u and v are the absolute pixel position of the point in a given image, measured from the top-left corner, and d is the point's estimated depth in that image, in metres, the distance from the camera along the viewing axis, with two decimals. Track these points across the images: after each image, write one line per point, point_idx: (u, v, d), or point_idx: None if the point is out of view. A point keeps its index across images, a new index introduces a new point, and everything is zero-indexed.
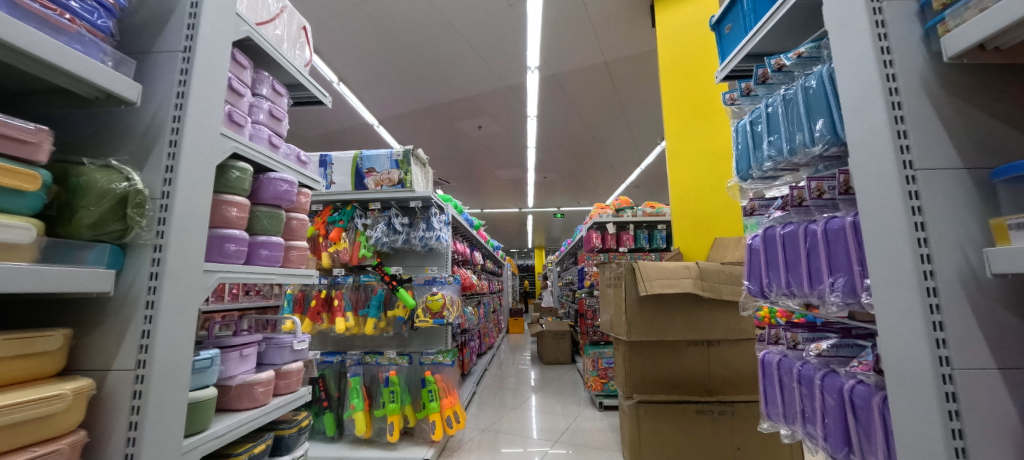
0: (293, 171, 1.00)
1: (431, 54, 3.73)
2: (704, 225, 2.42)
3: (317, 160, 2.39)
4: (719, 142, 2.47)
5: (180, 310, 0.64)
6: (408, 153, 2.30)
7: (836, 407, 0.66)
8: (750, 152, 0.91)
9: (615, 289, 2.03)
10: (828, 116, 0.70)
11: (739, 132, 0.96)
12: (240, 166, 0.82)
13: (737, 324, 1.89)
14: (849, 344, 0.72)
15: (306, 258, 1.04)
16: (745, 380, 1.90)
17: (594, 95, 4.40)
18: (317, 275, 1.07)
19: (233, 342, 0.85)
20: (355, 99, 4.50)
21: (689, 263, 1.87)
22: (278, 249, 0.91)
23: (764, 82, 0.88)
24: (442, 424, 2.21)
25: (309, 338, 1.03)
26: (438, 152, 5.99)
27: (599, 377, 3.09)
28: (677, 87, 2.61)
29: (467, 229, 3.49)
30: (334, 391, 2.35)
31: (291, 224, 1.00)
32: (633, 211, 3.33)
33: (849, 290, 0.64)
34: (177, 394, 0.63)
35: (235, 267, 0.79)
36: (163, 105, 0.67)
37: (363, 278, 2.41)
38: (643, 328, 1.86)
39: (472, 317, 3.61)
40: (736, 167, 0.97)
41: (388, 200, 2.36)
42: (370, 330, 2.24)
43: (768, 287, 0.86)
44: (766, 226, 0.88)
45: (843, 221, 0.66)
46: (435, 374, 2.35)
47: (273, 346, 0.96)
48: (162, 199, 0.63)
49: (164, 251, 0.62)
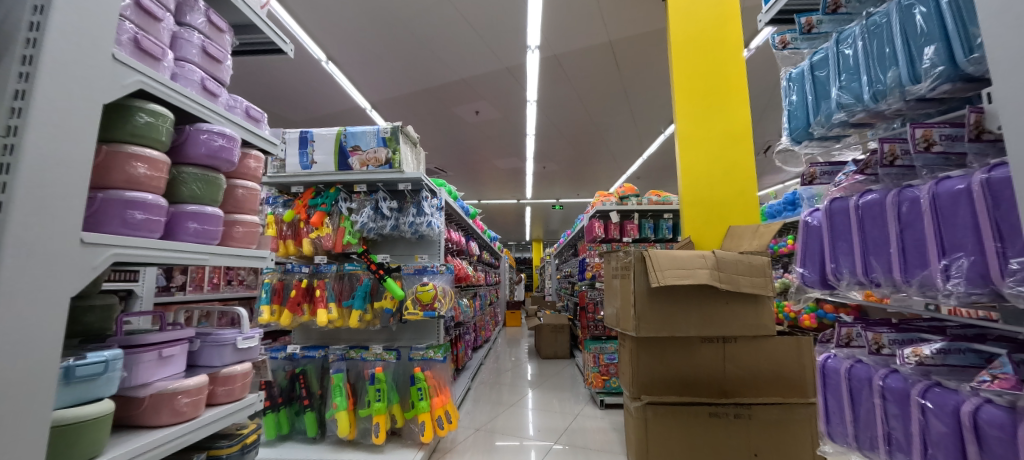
0: (236, 126, 0.82)
1: (424, 31, 3.49)
2: (717, 213, 2.24)
3: (297, 137, 2.13)
4: (735, 124, 2.29)
5: (35, 296, 0.46)
6: (397, 130, 2.09)
7: (951, 436, 0.48)
8: (811, 105, 0.72)
9: (621, 280, 1.85)
10: (941, 41, 0.50)
11: (796, 82, 0.77)
12: (151, 109, 0.64)
13: (754, 319, 1.73)
14: (960, 350, 0.55)
15: (256, 235, 0.88)
16: (763, 380, 1.74)
17: (597, 77, 4.18)
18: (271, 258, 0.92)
19: (147, 340, 0.67)
20: (344, 80, 4.25)
21: (705, 252, 1.69)
22: (213, 222, 0.73)
23: (835, 12, 0.74)
24: (432, 425, 2.04)
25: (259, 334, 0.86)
26: (433, 139, 5.76)
27: (600, 374, 2.92)
28: (690, 62, 2.40)
29: (462, 217, 3.30)
30: (315, 388, 2.17)
31: (236, 193, 0.83)
32: (638, 199, 3.14)
33: (977, 276, 0.46)
34: (30, 412, 0.46)
35: (145, 242, 0.61)
36: (15, 10, 0.48)
37: (346, 267, 2.22)
38: (653, 322, 1.68)
39: (467, 310, 3.44)
40: (789, 126, 0.80)
41: (374, 182, 2.15)
42: (354, 323, 2.07)
43: (831, 274, 0.68)
44: (831, 198, 0.69)
45: (964, 182, 0.48)
46: (425, 370, 2.16)
47: (210, 343, 0.79)
48: (8, 138, 0.45)
49: (4, 210, 0.43)
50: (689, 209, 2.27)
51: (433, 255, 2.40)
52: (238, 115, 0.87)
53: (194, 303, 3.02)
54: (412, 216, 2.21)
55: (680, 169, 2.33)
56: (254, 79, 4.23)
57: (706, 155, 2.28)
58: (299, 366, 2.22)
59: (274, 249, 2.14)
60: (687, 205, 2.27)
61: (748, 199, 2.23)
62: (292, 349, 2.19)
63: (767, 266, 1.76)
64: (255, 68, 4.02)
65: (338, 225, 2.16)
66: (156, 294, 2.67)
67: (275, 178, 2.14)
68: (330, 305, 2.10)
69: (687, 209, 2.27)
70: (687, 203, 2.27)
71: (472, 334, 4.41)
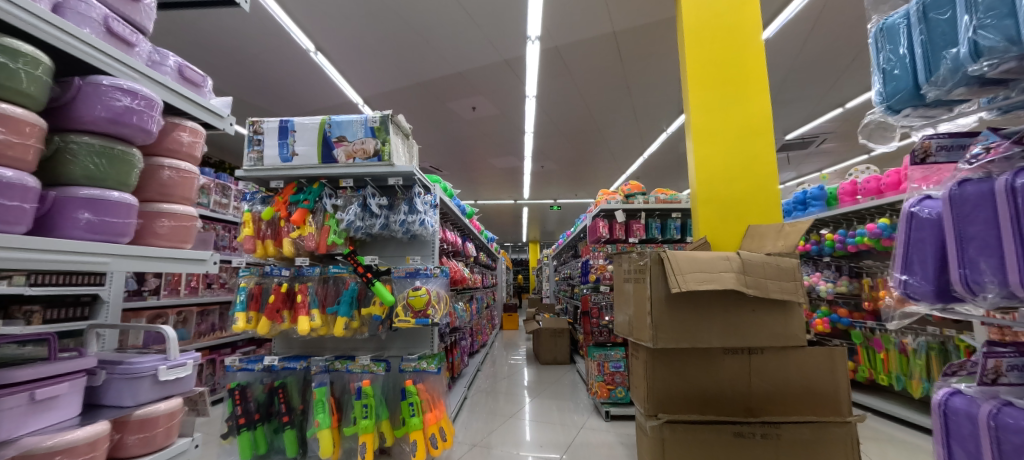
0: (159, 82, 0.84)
1: (419, 21, 3.30)
2: (734, 212, 2.07)
3: (277, 127, 1.92)
4: (754, 116, 2.12)
5: None
6: (388, 119, 1.90)
7: None
8: (929, 48, 0.61)
9: (634, 284, 1.67)
10: None
11: (908, 31, 0.67)
12: (16, 47, 0.58)
13: (782, 328, 1.57)
14: None
15: (183, 229, 0.87)
16: (793, 395, 1.57)
17: (599, 71, 4.02)
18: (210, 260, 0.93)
19: (23, 380, 0.61)
20: (335, 72, 4.05)
21: (729, 255, 1.53)
22: (112, 220, 0.69)
23: None
24: (424, 445, 1.84)
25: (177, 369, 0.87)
26: (428, 136, 5.57)
27: (605, 383, 2.73)
28: (704, 50, 2.24)
29: (458, 216, 3.12)
30: (296, 403, 1.97)
31: (161, 176, 0.85)
32: (645, 197, 2.97)
33: None
34: None
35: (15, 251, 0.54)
36: None
37: (331, 269, 1.99)
38: (672, 332, 1.50)
39: (461, 314, 3.26)
40: (892, 85, 0.69)
41: (362, 177, 1.96)
42: (340, 332, 1.87)
43: (960, 283, 0.54)
44: (954, 183, 0.56)
45: None
46: (417, 383, 1.96)
47: (122, 379, 0.79)
48: None
49: None
50: (702, 208, 2.10)
51: (425, 256, 2.21)
52: (162, 71, 0.89)
53: (169, 308, 2.81)
54: (403, 214, 2.01)
55: (693, 164, 2.17)
56: (239, 70, 4.01)
57: (722, 150, 2.12)
58: (278, 379, 2.01)
59: (251, 251, 1.94)
60: (701, 203, 2.10)
61: (769, 196, 2.06)
62: (270, 360, 1.98)
63: (797, 270, 1.60)
64: (239, 58, 3.81)
65: (322, 223, 1.97)
66: (125, 299, 2.46)
67: (251, 171, 1.94)
68: (312, 312, 1.89)
69: (700, 207, 2.10)
70: (700, 201, 2.10)
71: (469, 339, 4.22)
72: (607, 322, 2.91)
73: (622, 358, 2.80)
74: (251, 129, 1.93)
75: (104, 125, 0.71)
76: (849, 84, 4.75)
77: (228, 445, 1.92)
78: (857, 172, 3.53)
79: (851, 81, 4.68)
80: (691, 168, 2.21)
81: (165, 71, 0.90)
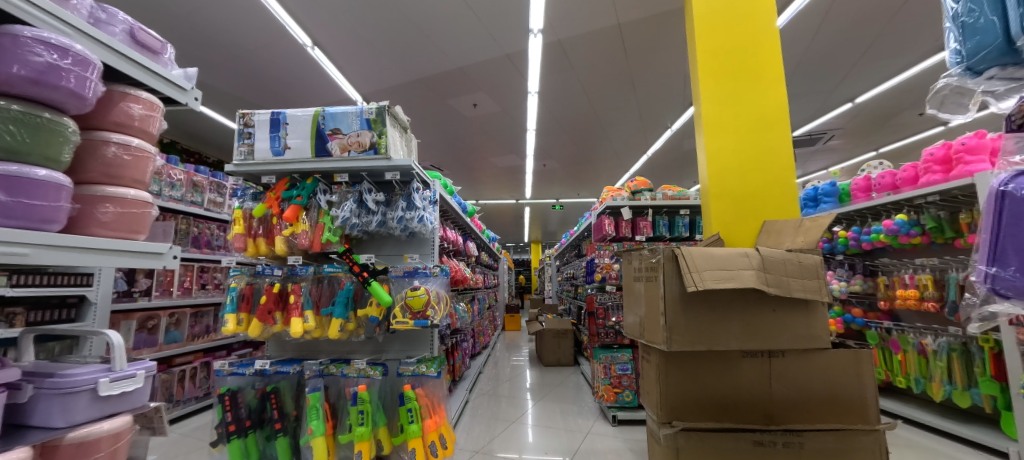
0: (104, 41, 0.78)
1: (418, 14, 3.20)
2: (748, 207, 1.97)
3: (268, 119, 1.83)
4: (768, 106, 2.03)
5: None
6: (384, 111, 1.81)
7: None
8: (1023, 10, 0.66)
9: (645, 282, 1.57)
10: None
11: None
12: None
13: (805, 329, 1.47)
14: None
15: (132, 213, 0.81)
16: (815, 402, 1.47)
17: (602, 65, 3.92)
18: (169, 253, 0.90)
19: None
20: (332, 68, 3.96)
21: (747, 251, 1.43)
22: (41, 204, 0.63)
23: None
24: (424, 453, 1.75)
25: (120, 382, 0.80)
26: (429, 134, 5.47)
27: (612, 387, 2.65)
28: (716, 38, 2.15)
29: (459, 214, 3.03)
30: (289, 409, 1.88)
31: (104, 156, 0.79)
32: (653, 194, 2.87)
33: None
34: None
35: None
36: None
37: (325, 268, 1.90)
38: (687, 334, 1.40)
39: (463, 315, 3.16)
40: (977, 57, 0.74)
41: (358, 171, 1.87)
42: (335, 334, 1.78)
43: None
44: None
45: None
46: (416, 388, 1.87)
47: (53, 395, 0.70)
48: None
49: None
50: (714, 203, 2.00)
51: (424, 255, 2.11)
52: (108, 32, 0.84)
53: (162, 310, 2.73)
54: (401, 211, 1.92)
55: (704, 157, 2.07)
56: (234, 66, 3.92)
57: (734, 141, 2.02)
58: (270, 383, 1.92)
59: (241, 249, 1.86)
60: (712, 198, 2.00)
61: (785, 191, 1.95)
62: (262, 363, 1.89)
63: (819, 267, 1.50)
64: (234, 54, 3.72)
65: (317, 221, 1.89)
66: (114, 300, 2.37)
67: (242, 165, 1.85)
68: (305, 313, 1.81)
69: (712, 202, 2.00)
70: (712, 196, 2.00)
71: (470, 341, 4.12)
72: (614, 323, 2.80)
73: (629, 360, 2.70)
74: (242, 122, 1.84)
75: (25, 85, 0.63)
76: (859, 78, 4.64)
77: (218, 453, 1.82)
78: (870, 167, 3.42)
79: (860, 76, 4.57)
80: (702, 162, 2.11)
81: (111, 31, 0.84)
